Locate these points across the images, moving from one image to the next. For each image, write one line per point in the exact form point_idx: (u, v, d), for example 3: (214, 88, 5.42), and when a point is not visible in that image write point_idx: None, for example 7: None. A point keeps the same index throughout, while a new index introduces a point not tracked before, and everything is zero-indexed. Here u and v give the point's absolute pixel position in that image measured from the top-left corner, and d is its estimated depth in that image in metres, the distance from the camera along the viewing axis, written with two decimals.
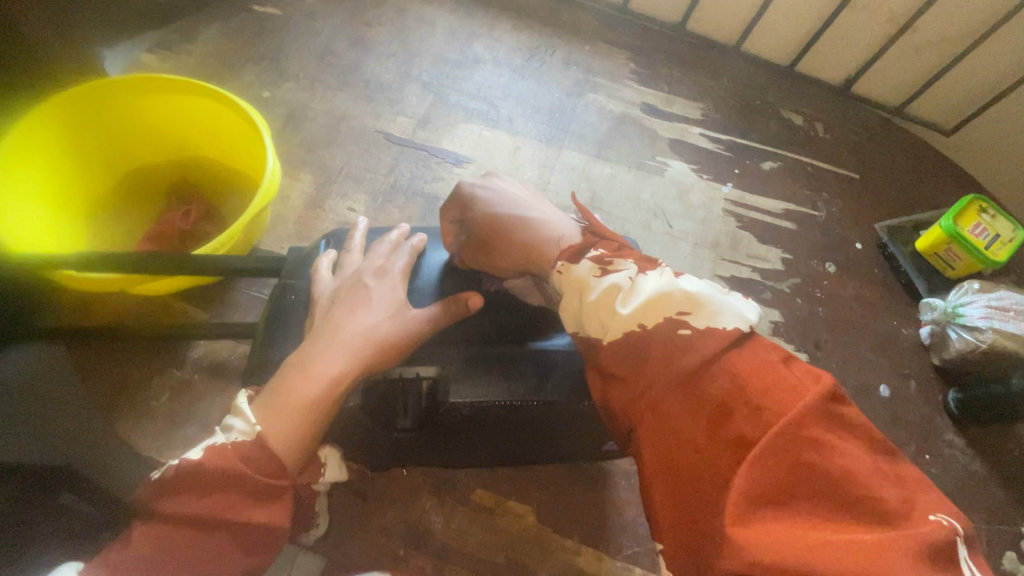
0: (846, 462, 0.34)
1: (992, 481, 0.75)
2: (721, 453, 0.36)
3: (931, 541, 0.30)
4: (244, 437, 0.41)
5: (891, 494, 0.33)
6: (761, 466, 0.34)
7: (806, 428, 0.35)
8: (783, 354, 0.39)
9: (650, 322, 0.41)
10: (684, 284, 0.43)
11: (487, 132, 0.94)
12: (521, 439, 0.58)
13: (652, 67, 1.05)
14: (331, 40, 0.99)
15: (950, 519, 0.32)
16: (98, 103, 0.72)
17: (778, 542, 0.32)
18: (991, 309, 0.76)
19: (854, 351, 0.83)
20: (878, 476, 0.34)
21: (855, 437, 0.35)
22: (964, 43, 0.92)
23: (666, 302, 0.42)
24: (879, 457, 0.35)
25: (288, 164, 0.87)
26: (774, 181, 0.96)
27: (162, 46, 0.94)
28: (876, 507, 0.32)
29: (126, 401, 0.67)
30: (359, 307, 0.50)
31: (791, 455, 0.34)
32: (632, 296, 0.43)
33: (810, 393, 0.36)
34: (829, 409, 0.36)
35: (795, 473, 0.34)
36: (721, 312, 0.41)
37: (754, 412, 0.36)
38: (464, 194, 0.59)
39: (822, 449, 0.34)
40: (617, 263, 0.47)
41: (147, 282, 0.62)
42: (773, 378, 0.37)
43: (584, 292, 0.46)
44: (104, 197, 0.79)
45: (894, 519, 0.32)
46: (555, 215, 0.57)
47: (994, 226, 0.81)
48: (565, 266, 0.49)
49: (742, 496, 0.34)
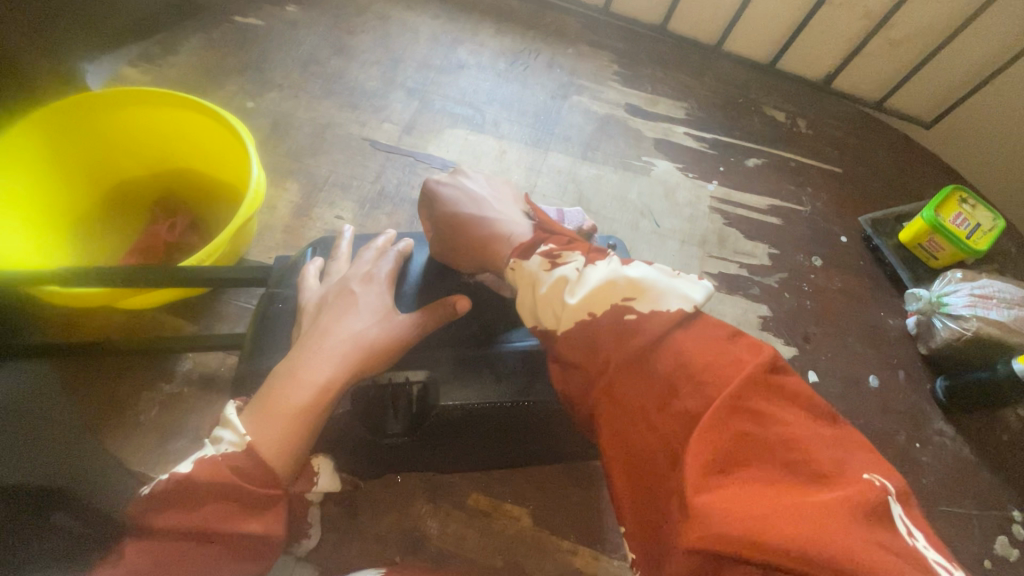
0: (787, 430, 0.35)
1: (981, 467, 0.76)
2: (672, 429, 0.37)
3: (866, 498, 0.31)
4: (235, 448, 0.41)
5: (828, 456, 0.34)
6: (708, 438, 0.35)
7: (745, 400, 0.36)
8: (727, 331, 0.40)
9: (598, 310, 0.42)
10: (628, 271, 0.44)
11: (473, 136, 0.95)
12: (512, 440, 0.59)
13: (635, 68, 1.06)
14: (314, 49, 0.99)
15: (883, 480, 0.33)
16: (79, 117, 0.71)
17: (731, 506, 0.32)
18: (974, 298, 0.77)
19: (842, 343, 0.84)
20: (817, 440, 0.35)
21: (796, 407, 0.37)
22: (940, 38, 0.94)
23: (612, 289, 0.43)
24: (819, 424, 0.36)
25: (274, 174, 0.87)
26: (759, 177, 0.97)
27: (145, 59, 0.94)
28: (816, 470, 0.34)
29: (115, 416, 0.66)
30: (347, 313, 0.50)
31: (736, 426, 0.35)
32: (579, 286, 0.44)
33: (750, 366, 0.38)
34: (768, 381, 0.37)
35: (741, 442, 0.35)
36: (665, 295, 0.42)
37: (699, 387, 0.37)
38: (429, 194, 0.61)
39: (763, 419, 0.35)
40: (566, 255, 0.48)
41: (131, 295, 0.62)
42: (714, 353, 0.38)
43: (535, 285, 0.47)
44: (86, 210, 0.78)
45: (832, 479, 0.33)
46: (510, 214, 0.58)
47: (975, 216, 0.82)
48: (517, 262, 0.50)
49: (695, 468, 0.34)
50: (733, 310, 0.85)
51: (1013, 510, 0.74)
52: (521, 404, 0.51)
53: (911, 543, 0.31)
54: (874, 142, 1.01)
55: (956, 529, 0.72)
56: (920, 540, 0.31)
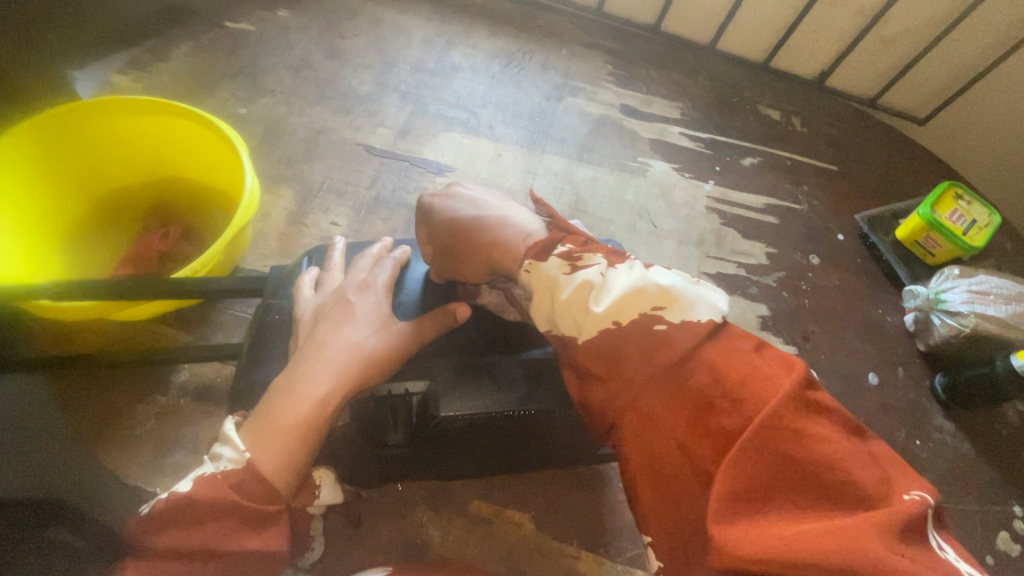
0: (826, 450, 0.37)
1: (982, 463, 0.76)
2: (709, 448, 0.38)
3: (903, 520, 0.34)
4: (234, 465, 0.40)
5: (867, 476, 0.36)
6: (746, 460, 0.37)
7: (786, 420, 0.37)
8: (755, 344, 0.42)
9: (625, 318, 0.42)
10: (655, 277, 0.44)
11: (468, 139, 0.94)
12: (514, 447, 0.58)
13: (629, 68, 1.06)
14: (306, 53, 0.99)
15: (922, 494, 0.36)
16: (69, 127, 0.70)
17: (770, 532, 0.35)
18: (972, 294, 0.77)
19: (842, 341, 0.84)
20: (852, 458, 0.37)
21: (830, 422, 0.38)
22: (933, 34, 0.94)
23: (640, 298, 0.42)
24: (851, 439, 0.38)
25: (268, 180, 0.86)
26: (755, 176, 0.97)
27: (134, 66, 0.93)
28: (851, 489, 0.36)
29: (110, 430, 0.65)
30: (345, 323, 0.50)
31: (775, 447, 0.37)
32: (605, 292, 0.43)
33: (787, 384, 0.39)
34: (805, 398, 0.39)
35: (778, 464, 0.37)
36: (694, 305, 0.42)
37: (738, 407, 0.38)
38: (425, 207, 0.59)
39: (802, 438, 0.37)
40: (587, 258, 0.46)
41: (123, 307, 0.61)
42: (750, 370, 0.39)
43: (554, 290, 0.46)
44: (77, 221, 0.77)
45: (869, 500, 0.36)
46: (516, 212, 0.56)
47: (971, 212, 0.82)
48: (532, 264, 0.49)
49: (727, 491, 0.37)
50: (732, 310, 0.85)
51: (1013, 505, 0.74)
52: (523, 412, 0.51)
53: (942, 555, 0.34)
54: (869, 138, 1.01)
55: (958, 525, 0.72)
56: (951, 553, 0.35)
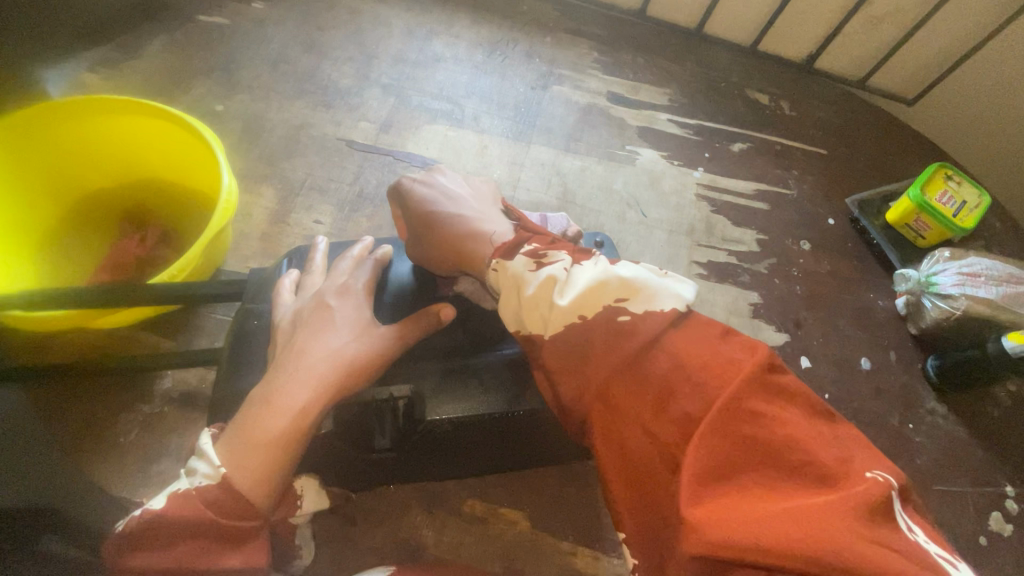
0: (787, 430, 0.34)
1: (973, 444, 0.76)
2: (668, 434, 0.36)
3: (871, 500, 0.31)
4: (210, 480, 0.40)
5: (831, 456, 0.33)
6: (708, 443, 0.34)
7: (744, 402, 0.35)
8: (718, 327, 0.39)
9: (589, 313, 0.40)
10: (619, 270, 0.42)
11: (453, 132, 0.92)
12: (505, 447, 0.58)
13: (615, 54, 1.04)
14: (283, 47, 0.96)
15: (885, 474, 0.32)
16: (35, 131, 0.67)
17: (733, 516, 0.31)
18: (963, 276, 0.76)
19: (834, 327, 0.83)
20: (818, 439, 0.34)
21: (793, 404, 0.36)
22: (921, 14, 0.93)
23: (602, 289, 0.41)
24: (818, 421, 0.36)
25: (249, 179, 0.84)
26: (745, 162, 0.96)
27: (106, 64, 0.90)
28: (818, 472, 0.33)
29: (94, 441, 0.64)
30: (324, 330, 0.49)
31: (735, 430, 0.34)
32: (568, 287, 0.42)
33: (746, 365, 0.37)
34: (767, 379, 0.36)
35: (740, 446, 0.34)
36: (659, 295, 0.40)
37: (697, 388, 0.36)
38: (403, 189, 0.59)
39: (762, 420, 0.34)
40: (551, 255, 0.46)
41: (98, 316, 0.59)
42: (709, 353, 0.37)
43: (519, 287, 0.44)
44: (53, 226, 0.75)
45: (836, 482, 0.32)
46: (488, 212, 0.56)
47: (961, 193, 0.81)
48: (499, 263, 0.48)
49: (691, 476, 0.33)
50: (724, 298, 0.84)
51: (1005, 485, 0.74)
52: (511, 413, 0.50)
53: (911, 538, 0.31)
54: (859, 121, 1.00)
55: (952, 507, 0.72)
56: (920, 535, 0.31)
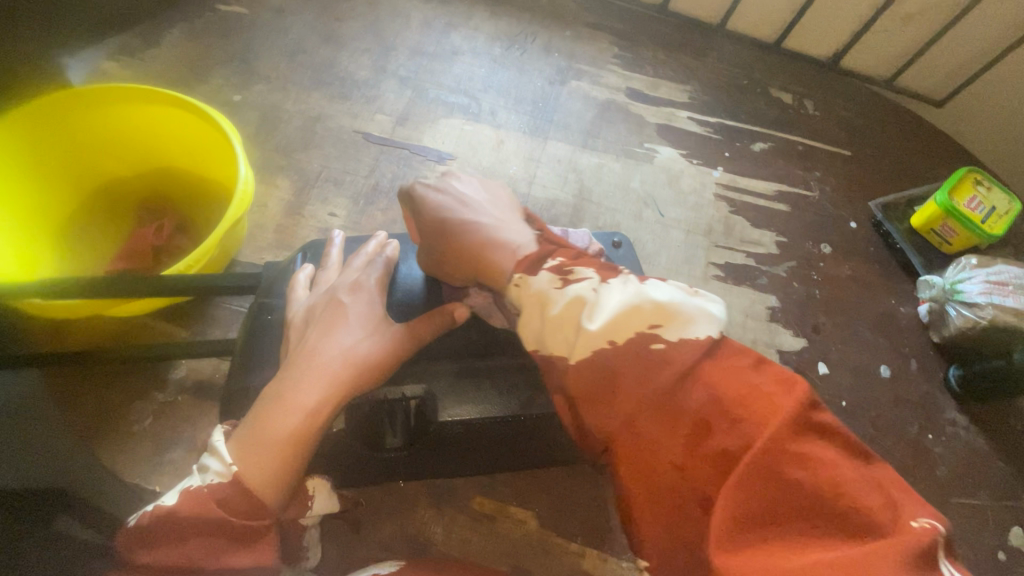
0: (831, 474, 0.32)
1: (995, 457, 0.75)
2: (703, 472, 0.34)
3: (918, 552, 0.29)
4: (220, 478, 0.40)
5: (876, 502, 0.31)
6: (747, 486, 0.33)
7: (788, 443, 0.33)
8: (754, 359, 0.37)
9: (619, 338, 0.39)
10: (651, 292, 0.41)
11: (469, 126, 0.91)
12: (518, 448, 0.57)
13: (635, 50, 1.02)
14: (302, 37, 0.96)
15: (932, 522, 0.31)
16: (56, 119, 0.68)
17: (772, 566, 0.30)
18: (990, 284, 0.74)
19: (852, 333, 0.81)
20: (863, 483, 0.32)
21: (836, 444, 0.34)
22: (953, 12, 0.90)
23: (634, 314, 0.39)
24: (860, 461, 0.33)
25: (264, 170, 0.84)
26: (765, 162, 0.94)
27: (125, 52, 0.90)
28: (861, 519, 0.31)
29: (108, 427, 0.64)
30: (336, 327, 0.48)
31: (778, 472, 0.32)
32: (598, 308, 0.41)
33: (790, 402, 0.35)
34: (809, 418, 0.34)
35: (782, 488, 0.32)
36: (692, 320, 0.39)
37: (735, 425, 0.34)
38: (416, 197, 0.56)
39: (806, 462, 0.33)
40: (578, 272, 0.44)
41: (116, 304, 0.60)
42: (748, 387, 0.35)
43: (545, 304, 0.43)
44: (72, 214, 0.76)
45: (880, 531, 0.31)
46: (508, 221, 0.53)
47: (989, 199, 0.79)
48: (522, 279, 0.47)
49: (728, 517, 0.32)
50: (741, 302, 0.83)
51: None
52: (525, 416, 0.50)
53: None
54: (883, 123, 0.98)
55: (971, 520, 0.70)
56: None
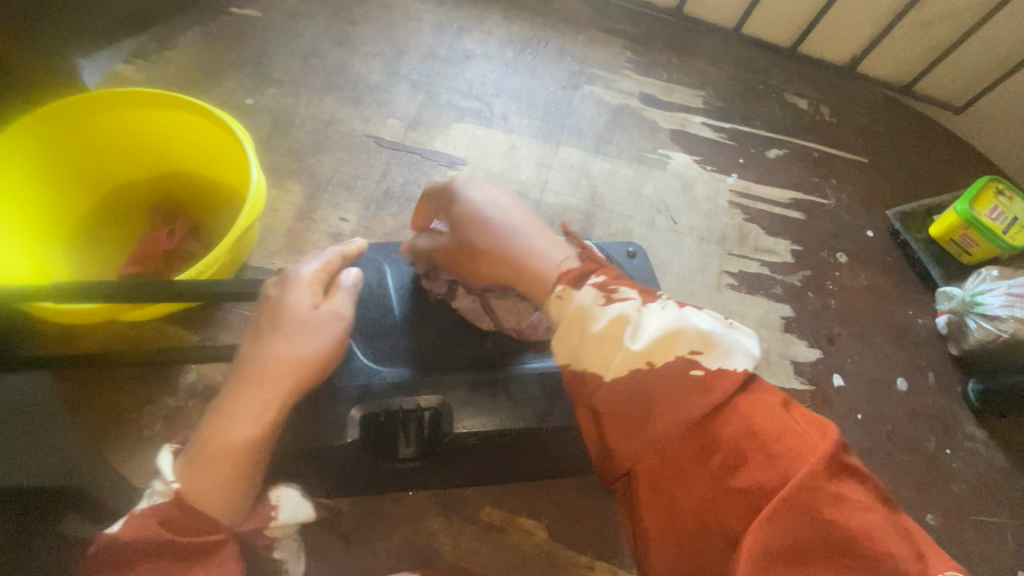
0: (863, 518, 0.32)
1: (1014, 474, 0.73)
2: (732, 504, 0.33)
3: None
4: (162, 497, 0.41)
5: (905, 550, 0.31)
6: (779, 524, 0.32)
7: (824, 482, 0.32)
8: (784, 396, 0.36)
9: (658, 360, 0.37)
10: (694, 318, 0.39)
11: (481, 131, 0.91)
12: (529, 460, 0.57)
13: (649, 54, 1.01)
14: (314, 40, 0.96)
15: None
16: (66, 123, 0.68)
17: None
18: (1012, 296, 0.73)
19: (868, 344, 0.80)
20: (892, 529, 0.32)
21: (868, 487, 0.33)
22: (972, 21, 0.89)
23: (677, 339, 0.37)
24: (889, 507, 0.33)
25: (276, 174, 0.84)
26: (780, 169, 0.93)
27: (140, 55, 0.91)
28: (890, 566, 0.31)
29: (118, 431, 0.65)
30: (266, 329, 0.45)
31: (812, 511, 0.32)
32: (640, 331, 0.38)
33: (828, 442, 0.33)
34: (844, 459, 0.33)
35: (814, 528, 0.32)
36: (732, 351, 0.37)
37: (771, 460, 0.33)
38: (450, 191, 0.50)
39: (840, 504, 0.32)
40: (622, 292, 0.40)
41: (130, 309, 0.60)
42: (785, 421, 0.34)
43: (583, 322, 0.40)
44: (83, 218, 0.76)
45: None
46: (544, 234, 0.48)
47: (1011, 209, 0.79)
48: (564, 292, 0.42)
49: (757, 553, 0.32)
50: (756, 311, 0.81)
51: None
52: (539, 430, 0.50)
53: None
54: (898, 131, 0.97)
55: (988, 538, 0.69)
56: None
